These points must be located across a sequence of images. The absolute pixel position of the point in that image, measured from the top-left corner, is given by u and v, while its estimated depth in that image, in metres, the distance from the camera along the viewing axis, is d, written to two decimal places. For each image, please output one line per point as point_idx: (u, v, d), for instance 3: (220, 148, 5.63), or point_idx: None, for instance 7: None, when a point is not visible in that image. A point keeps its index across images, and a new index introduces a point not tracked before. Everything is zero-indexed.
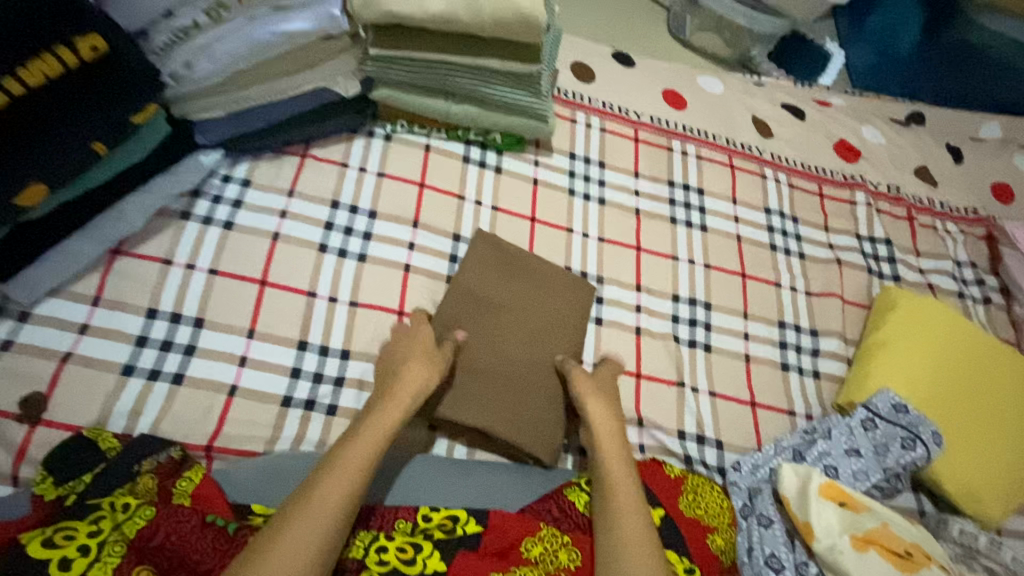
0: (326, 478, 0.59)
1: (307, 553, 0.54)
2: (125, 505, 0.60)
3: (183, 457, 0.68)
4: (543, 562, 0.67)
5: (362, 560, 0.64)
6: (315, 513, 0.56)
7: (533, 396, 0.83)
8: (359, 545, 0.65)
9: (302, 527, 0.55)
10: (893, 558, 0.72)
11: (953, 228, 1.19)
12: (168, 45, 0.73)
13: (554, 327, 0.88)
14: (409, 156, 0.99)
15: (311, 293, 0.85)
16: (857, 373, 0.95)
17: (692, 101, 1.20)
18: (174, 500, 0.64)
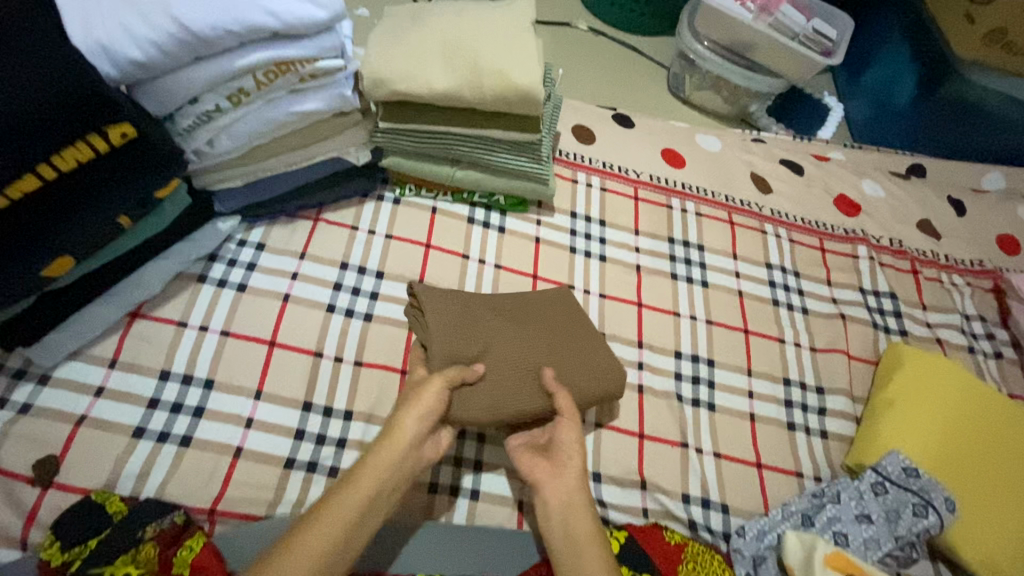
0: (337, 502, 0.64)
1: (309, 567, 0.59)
2: None
3: (186, 523, 0.71)
4: None
5: None
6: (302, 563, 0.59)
7: (503, 389, 0.78)
8: None
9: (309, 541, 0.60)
10: None
11: (958, 280, 1.19)
12: (191, 127, 0.77)
13: (568, 379, 0.80)
14: (416, 219, 1.03)
15: (317, 353, 0.87)
16: (866, 431, 0.94)
17: (691, 159, 1.23)
18: (173, 569, 0.65)
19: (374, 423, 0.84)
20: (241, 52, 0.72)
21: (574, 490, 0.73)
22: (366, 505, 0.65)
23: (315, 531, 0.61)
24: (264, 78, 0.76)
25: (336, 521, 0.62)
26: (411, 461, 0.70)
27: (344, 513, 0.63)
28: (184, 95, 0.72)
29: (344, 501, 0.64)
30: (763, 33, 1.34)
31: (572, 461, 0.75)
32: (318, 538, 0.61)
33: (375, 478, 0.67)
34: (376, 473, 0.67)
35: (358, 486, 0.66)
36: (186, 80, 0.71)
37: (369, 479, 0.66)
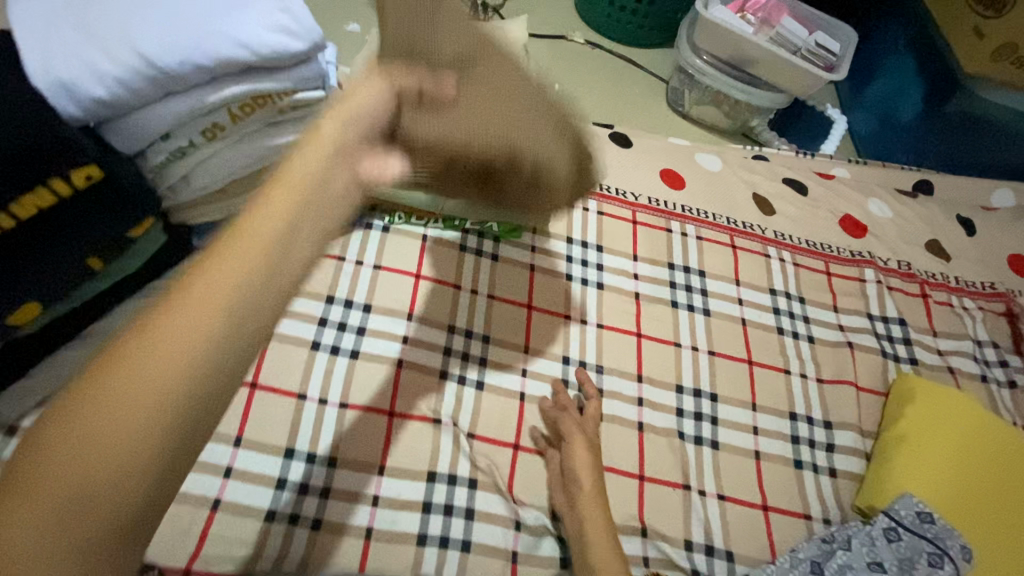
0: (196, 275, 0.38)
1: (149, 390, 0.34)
2: None
3: None
4: None
5: None
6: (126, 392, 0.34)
7: (479, 112, 0.59)
8: None
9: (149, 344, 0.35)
10: None
11: (970, 304, 1.15)
12: (164, 163, 0.73)
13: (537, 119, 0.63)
14: (406, 248, 0.99)
15: (300, 395, 0.83)
16: (877, 471, 0.90)
17: (691, 180, 1.19)
18: None
19: (360, 471, 0.80)
20: (215, 87, 0.68)
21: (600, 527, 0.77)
22: (138, 434, 0.34)
23: (25, 501, 0.32)
24: (239, 112, 0.72)
25: (65, 478, 0.33)
26: (231, 333, 0.37)
27: (77, 460, 0.33)
28: (156, 132, 0.68)
29: (81, 438, 0.33)
30: (763, 47, 1.30)
31: (596, 495, 0.80)
32: (36, 511, 0.32)
33: (141, 390, 0.34)
34: (152, 374, 0.35)
35: (105, 403, 0.34)
36: (157, 117, 0.67)
37: (131, 389, 0.34)
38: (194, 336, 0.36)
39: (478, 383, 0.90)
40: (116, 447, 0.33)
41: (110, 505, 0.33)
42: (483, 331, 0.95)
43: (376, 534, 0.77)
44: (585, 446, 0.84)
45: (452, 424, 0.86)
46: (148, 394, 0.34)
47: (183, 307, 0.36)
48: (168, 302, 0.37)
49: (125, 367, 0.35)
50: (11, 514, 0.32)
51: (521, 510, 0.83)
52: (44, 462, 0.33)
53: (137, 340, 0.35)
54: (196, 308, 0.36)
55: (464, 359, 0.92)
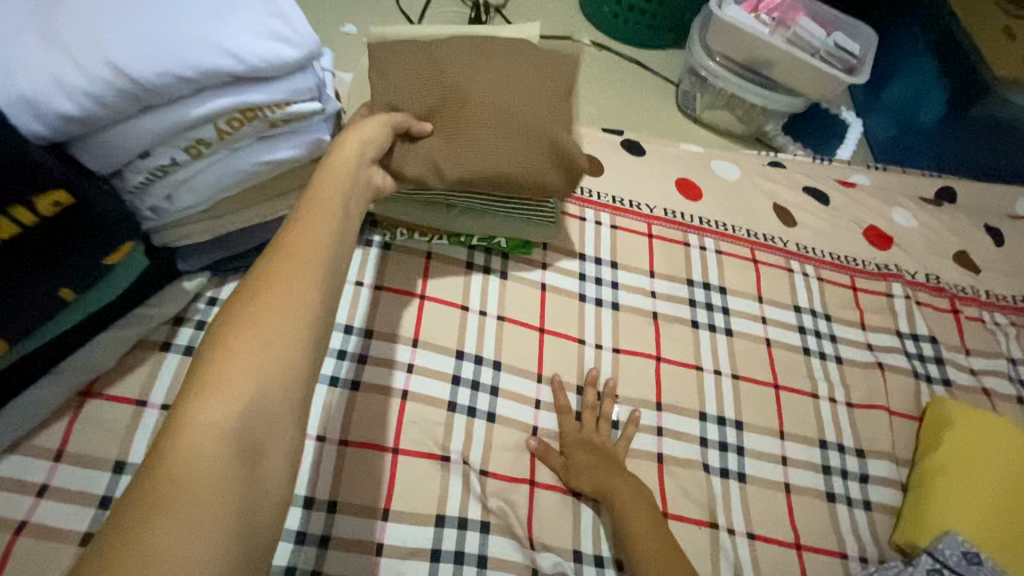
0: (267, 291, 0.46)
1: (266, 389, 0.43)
2: None
3: None
4: None
5: None
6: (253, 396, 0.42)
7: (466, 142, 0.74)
8: None
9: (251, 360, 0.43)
10: None
11: (1002, 320, 1.10)
12: (144, 183, 0.66)
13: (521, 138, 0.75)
14: (410, 267, 0.92)
15: (297, 432, 0.76)
16: (915, 504, 0.85)
17: (708, 189, 1.13)
18: None
19: (363, 516, 0.73)
20: (199, 100, 0.61)
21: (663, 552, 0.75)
22: (275, 378, 0.43)
23: (200, 446, 0.39)
24: (227, 127, 0.65)
25: (233, 424, 0.40)
26: (324, 308, 0.48)
27: (235, 407, 0.41)
28: (134, 149, 0.61)
29: (235, 392, 0.41)
30: (780, 49, 1.23)
31: (649, 517, 0.78)
32: (212, 450, 0.39)
33: (272, 348, 0.44)
34: (280, 337, 0.44)
35: (248, 363, 0.43)
36: (135, 134, 0.60)
37: (268, 352, 0.43)
38: (301, 306, 0.46)
39: (488, 415, 0.84)
40: (262, 393, 0.42)
41: (267, 441, 0.42)
42: (493, 357, 0.88)
43: None
44: (618, 472, 0.81)
45: (462, 461, 0.80)
46: (280, 353, 0.44)
47: (282, 289, 0.46)
48: (261, 286, 0.46)
49: (255, 334, 0.44)
50: (188, 461, 0.38)
51: (537, 556, 0.77)
52: (205, 414, 0.40)
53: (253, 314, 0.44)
54: (294, 287, 0.47)
55: (474, 389, 0.85)
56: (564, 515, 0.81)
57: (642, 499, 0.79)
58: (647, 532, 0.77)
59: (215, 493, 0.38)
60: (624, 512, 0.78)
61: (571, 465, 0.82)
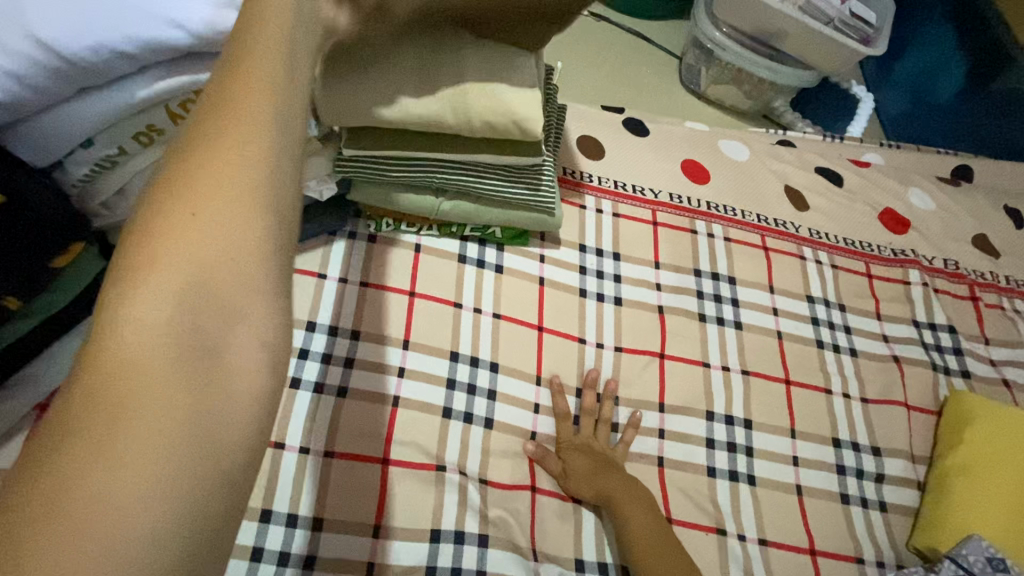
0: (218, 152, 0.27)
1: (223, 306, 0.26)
2: None
3: None
4: None
5: None
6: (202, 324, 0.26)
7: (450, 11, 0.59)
8: None
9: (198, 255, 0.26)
10: None
11: (1022, 306, 1.05)
12: (90, 176, 0.59)
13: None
14: (397, 260, 0.85)
15: (278, 444, 0.70)
16: (935, 507, 0.80)
17: (716, 172, 1.05)
18: None
19: (351, 534, 0.68)
20: (144, 79, 0.53)
21: (671, 563, 0.70)
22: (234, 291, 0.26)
23: (124, 355, 0.24)
24: (181, 109, 0.58)
25: (161, 328, 0.25)
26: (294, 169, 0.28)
27: (176, 294, 0.25)
28: (75, 137, 0.54)
29: (175, 271, 0.25)
30: (793, 18, 1.14)
31: (653, 522, 0.73)
32: (124, 394, 0.24)
33: (225, 197, 0.26)
34: (234, 180, 0.26)
35: (191, 223, 0.26)
36: (73, 119, 0.52)
37: (218, 203, 0.26)
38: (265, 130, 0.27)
39: (486, 420, 0.79)
40: (218, 272, 0.26)
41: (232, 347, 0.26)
42: (489, 358, 0.82)
43: None
44: (620, 477, 0.76)
45: (458, 471, 0.75)
46: (237, 204, 0.26)
47: (236, 101, 0.27)
48: (207, 104, 0.28)
49: (200, 177, 0.26)
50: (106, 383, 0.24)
51: (540, 569, 0.72)
52: (131, 300, 0.25)
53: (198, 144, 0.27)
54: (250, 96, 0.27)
55: (470, 393, 0.80)
56: (566, 524, 0.76)
57: (643, 504, 0.74)
58: (655, 539, 0.72)
59: (144, 433, 0.23)
60: (631, 517, 0.73)
61: (568, 469, 0.77)
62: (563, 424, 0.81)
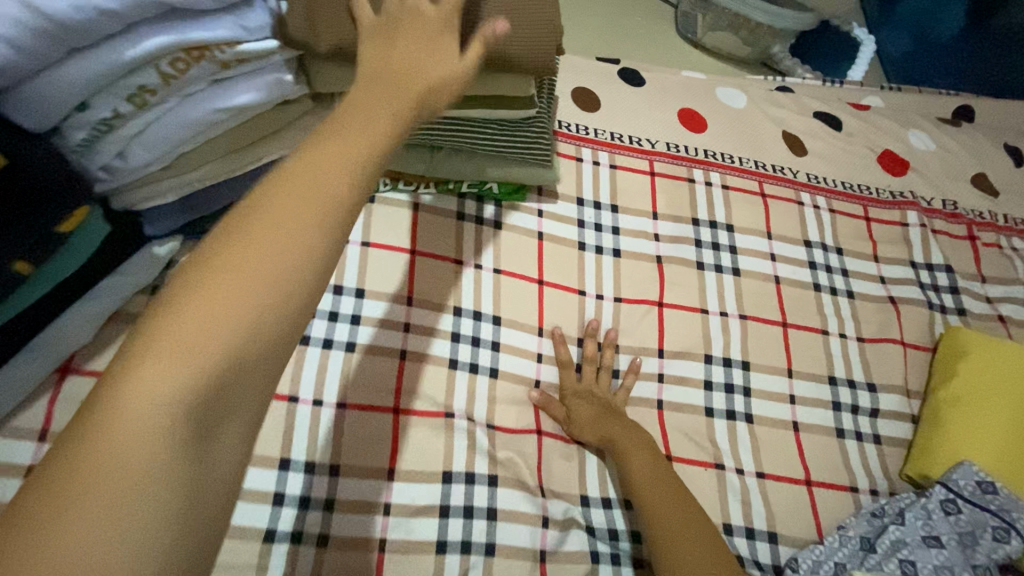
0: (236, 304, 0.34)
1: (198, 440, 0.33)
2: None
3: None
4: None
5: None
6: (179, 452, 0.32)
7: None
8: None
9: (191, 390, 0.32)
10: None
11: (1020, 245, 1.04)
12: (89, 141, 0.59)
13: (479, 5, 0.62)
14: (395, 219, 0.86)
15: (291, 398, 0.72)
16: (927, 438, 0.83)
17: (713, 119, 1.05)
18: None
19: (367, 478, 0.71)
20: (133, 38, 0.53)
21: (677, 505, 0.73)
22: (213, 424, 0.33)
23: (126, 447, 0.30)
24: (171, 69, 0.58)
25: (158, 444, 0.31)
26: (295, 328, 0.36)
27: (179, 391, 0.32)
28: (67, 102, 0.54)
29: (176, 394, 0.32)
30: None
31: (656, 466, 0.76)
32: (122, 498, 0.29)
33: (226, 318, 0.33)
34: (242, 335, 0.34)
35: (197, 352, 0.33)
36: (63, 84, 0.53)
37: (225, 322, 0.33)
38: (293, 261, 0.36)
39: (491, 369, 0.81)
40: (221, 381, 0.33)
41: (223, 440, 0.34)
42: (492, 312, 0.84)
43: (390, 545, 0.69)
44: (622, 419, 0.79)
45: (466, 418, 0.77)
46: (243, 334, 0.34)
47: (264, 236, 0.35)
48: (247, 254, 0.35)
49: (212, 319, 0.33)
50: (105, 456, 0.30)
51: (548, 504, 0.75)
52: (143, 388, 0.31)
53: (213, 266, 0.34)
54: (281, 233, 0.35)
55: (474, 345, 0.82)
56: (571, 465, 0.79)
57: (647, 455, 0.76)
58: (667, 505, 0.73)
59: (136, 514, 0.29)
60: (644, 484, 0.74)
61: (572, 416, 0.79)
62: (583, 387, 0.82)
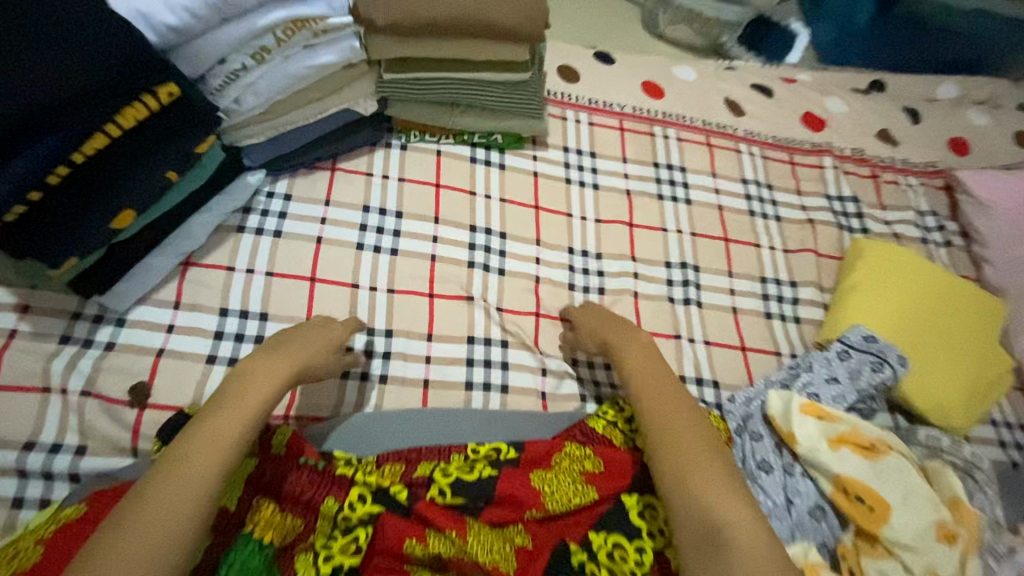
0: (197, 453, 0.60)
1: (163, 530, 0.55)
2: (272, 522, 0.70)
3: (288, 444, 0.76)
4: (567, 465, 0.79)
5: (427, 480, 0.76)
6: (144, 542, 0.53)
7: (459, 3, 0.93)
8: (424, 468, 0.78)
9: (164, 499, 0.56)
10: (864, 452, 0.81)
11: (914, 181, 1.32)
12: (221, 87, 0.85)
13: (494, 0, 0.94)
14: (424, 161, 1.13)
15: (354, 284, 1.00)
16: (834, 313, 1.09)
17: (670, 89, 1.33)
18: (322, 510, 0.72)
19: (411, 337, 0.98)
20: (261, 12, 0.81)
21: (673, 401, 0.77)
22: (171, 525, 0.55)
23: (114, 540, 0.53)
24: (282, 37, 0.84)
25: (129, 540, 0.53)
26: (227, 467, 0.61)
27: (154, 509, 0.56)
28: (213, 54, 0.81)
29: (151, 507, 0.56)
30: None
31: (655, 370, 0.82)
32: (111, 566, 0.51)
33: (189, 463, 0.59)
34: (199, 467, 0.59)
35: (166, 483, 0.57)
36: (215, 42, 0.80)
37: (189, 468, 0.59)
38: (236, 426, 0.64)
39: (500, 270, 1.07)
40: (181, 499, 0.57)
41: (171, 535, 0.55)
42: (500, 229, 1.10)
43: (433, 383, 0.95)
44: (614, 323, 0.92)
45: (483, 301, 1.03)
46: (202, 470, 0.59)
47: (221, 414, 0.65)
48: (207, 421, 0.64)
49: (180, 466, 0.59)
50: (106, 547, 0.52)
51: (546, 360, 1.01)
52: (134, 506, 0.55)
53: (186, 437, 0.61)
54: (223, 432, 0.63)
55: (487, 252, 1.08)
56: None
57: (645, 365, 0.83)
58: (685, 435, 0.74)
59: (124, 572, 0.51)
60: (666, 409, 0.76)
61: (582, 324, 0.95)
62: (615, 330, 0.90)
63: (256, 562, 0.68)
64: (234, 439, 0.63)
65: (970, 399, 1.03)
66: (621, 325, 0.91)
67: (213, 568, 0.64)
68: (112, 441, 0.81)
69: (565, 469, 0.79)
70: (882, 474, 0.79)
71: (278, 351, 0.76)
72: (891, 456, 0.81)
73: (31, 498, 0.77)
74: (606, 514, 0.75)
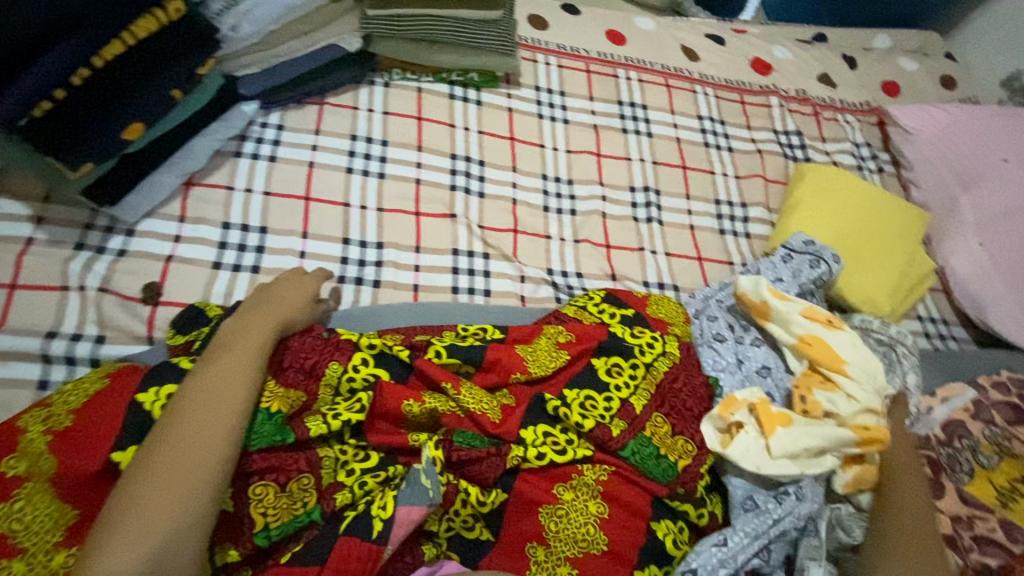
0: (213, 383, 0.69)
1: (198, 447, 0.64)
2: (285, 394, 0.76)
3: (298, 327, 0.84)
4: (546, 336, 0.89)
5: (427, 344, 0.86)
6: (181, 455, 0.63)
7: None
8: (423, 338, 0.88)
9: (191, 421, 0.66)
10: (820, 321, 0.94)
11: (851, 118, 1.46)
12: (222, 10, 0.95)
13: None
14: (406, 97, 1.21)
15: (345, 203, 1.08)
16: (779, 226, 1.23)
17: (631, 38, 1.44)
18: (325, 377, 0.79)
19: (401, 248, 1.07)
20: None
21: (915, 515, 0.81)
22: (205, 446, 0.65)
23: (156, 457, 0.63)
24: None
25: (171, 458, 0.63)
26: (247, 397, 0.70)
27: (184, 431, 0.65)
28: None
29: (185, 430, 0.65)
30: None
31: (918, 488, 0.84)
32: (157, 477, 0.61)
33: (211, 392, 0.68)
34: (219, 398, 0.68)
35: (193, 410, 0.67)
36: None
37: (212, 396, 0.68)
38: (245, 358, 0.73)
39: (480, 193, 1.17)
40: (208, 422, 0.66)
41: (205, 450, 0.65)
42: (479, 157, 1.20)
43: (421, 288, 1.05)
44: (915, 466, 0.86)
45: (465, 218, 1.13)
46: (225, 399, 0.68)
47: (233, 351, 0.73)
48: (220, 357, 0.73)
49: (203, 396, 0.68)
50: (151, 464, 0.62)
51: (524, 269, 1.11)
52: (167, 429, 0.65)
53: (204, 371, 0.71)
54: (236, 365, 0.72)
55: (467, 177, 1.17)
56: (540, 248, 1.15)
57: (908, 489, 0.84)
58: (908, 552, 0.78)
59: (169, 482, 0.61)
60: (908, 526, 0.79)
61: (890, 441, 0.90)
62: (910, 463, 0.87)
63: (270, 426, 0.73)
64: (247, 371, 0.72)
65: (895, 293, 1.17)
66: (914, 462, 0.86)
67: (247, 487, 0.71)
68: (131, 332, 0.89)
69: (545, 340, 0.89)
70: (835, 336, 0.92)
71: (276, 292, 0.85)
72: (845, 327, 0.94)
73: (54, 380, 0.84)
74: (577, 374, 0.86)
